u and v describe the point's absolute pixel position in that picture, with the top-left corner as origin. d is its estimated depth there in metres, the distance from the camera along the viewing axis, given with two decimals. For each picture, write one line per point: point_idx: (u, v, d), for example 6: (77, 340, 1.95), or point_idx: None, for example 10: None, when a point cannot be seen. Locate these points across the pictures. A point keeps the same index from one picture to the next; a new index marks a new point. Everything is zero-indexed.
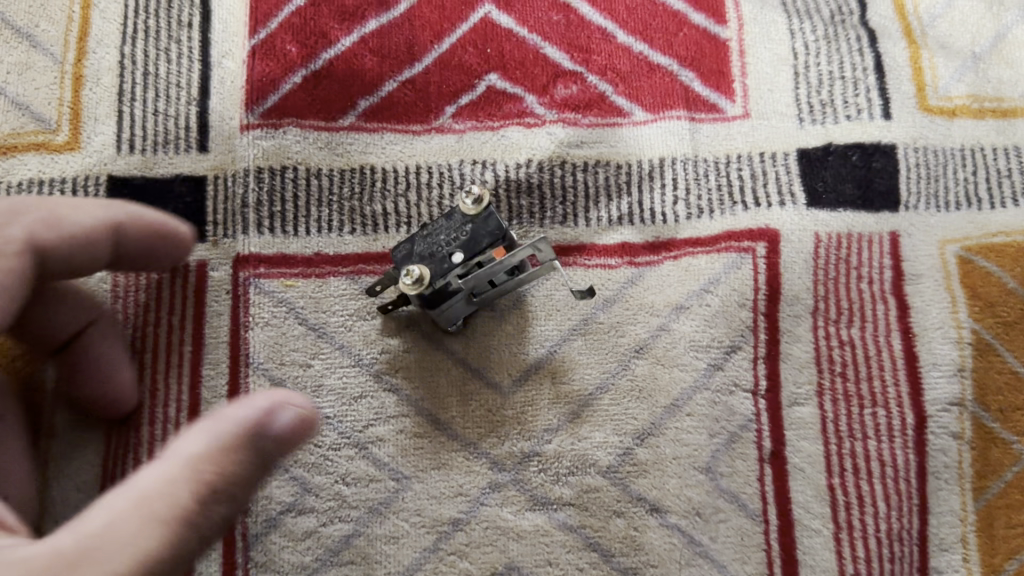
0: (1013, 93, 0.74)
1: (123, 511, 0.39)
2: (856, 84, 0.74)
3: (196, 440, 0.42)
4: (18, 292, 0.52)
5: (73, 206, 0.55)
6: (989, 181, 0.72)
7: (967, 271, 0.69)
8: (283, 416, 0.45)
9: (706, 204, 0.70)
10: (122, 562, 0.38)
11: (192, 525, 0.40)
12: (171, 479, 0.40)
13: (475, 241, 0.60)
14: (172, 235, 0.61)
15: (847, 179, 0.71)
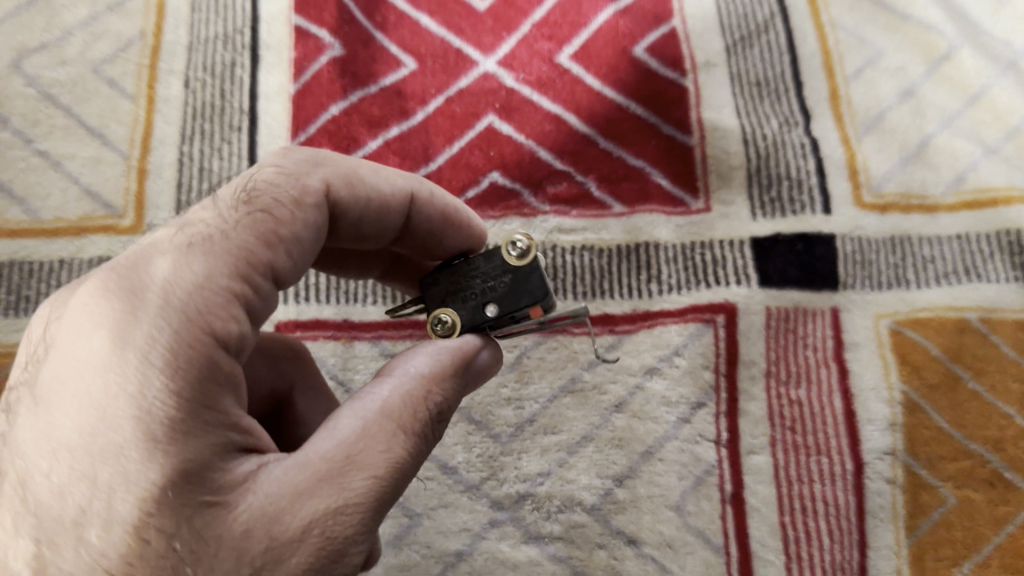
0: (936, 190, 0.82)
1: (370, 419, 0.50)
2: (799, 184, 0.83)
3: (420, 363, 0.53)
4: (309, 237, 0.54)
5: (380, 173, 0.59)
6: (916, 266, 0.79)
7: (898, 340, 0.76)
8: (482, 356, 0.57)
9: (676, 282, 0.79)
10: (380, 461, 0.48)
11: (417, 439, 0.51)
12: (408, 395, 0.52)
13: (512, 293, 0.57)
14: (459, 225, 0.63)
15: (792, 263, 0.79)
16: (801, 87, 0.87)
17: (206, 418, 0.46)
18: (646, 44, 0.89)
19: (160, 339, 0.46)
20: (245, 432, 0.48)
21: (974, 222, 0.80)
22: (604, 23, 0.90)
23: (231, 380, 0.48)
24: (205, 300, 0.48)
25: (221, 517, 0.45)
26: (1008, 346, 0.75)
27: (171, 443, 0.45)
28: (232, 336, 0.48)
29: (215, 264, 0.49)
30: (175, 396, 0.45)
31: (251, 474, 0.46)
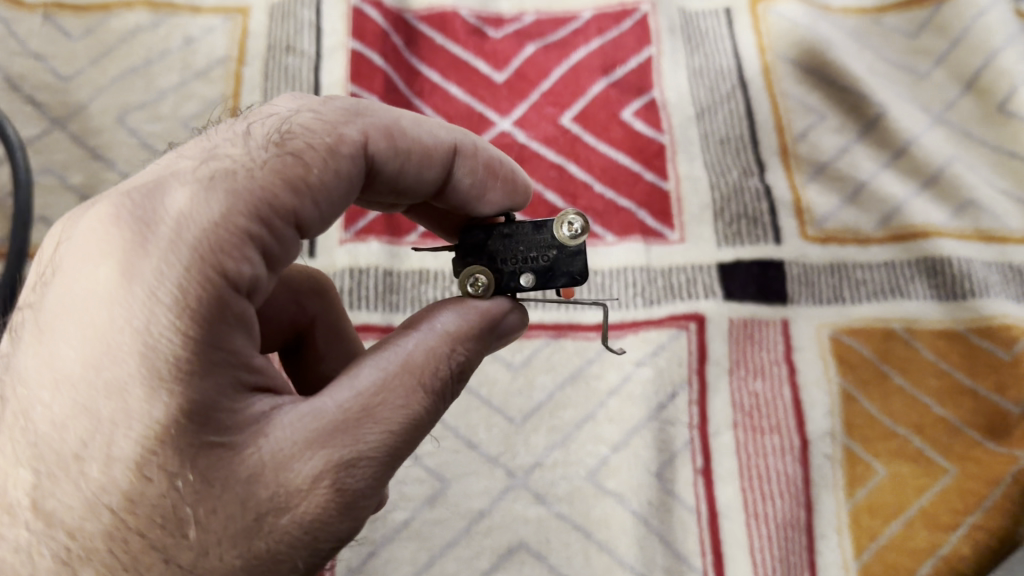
0: (868, 229, 0.65)
1: (391, 364, 0.35)
2: (753, 224, 0.65)
3: (448, 316, 0.37)
4: (346, 190, 0.37)
5: (413, 119, 0.41)
6: (846, 287, 0.63)
7: (841, 353, 0.61)
8: (510, 319, 0.40)
9: (653, 296, 0.63)
10: (399, 420, 0.34)
11: (444, 403, 0.36)
12: (432, 346, 0.36)
13: (554, 272, 0.40)
14: (504, 180, 0.44)
15: (748, 284, 0.63)
16: (749, 108, 0.70)
17: (230, 367, 0.32)
18: (640, 99, 0.70)
19: (172, 272, 0.31)
20: (263, 378, 0.33)
21: (893, 248, 0.64)
22: (598, 90, 0.71)
23: (252, 323, 0.33)
24: (219, 228, 0.32)
25: (230, 460, 0.31)
26: (929, 350, 0.60)
27: (182, 382, 0.30)
28: (259, 287, 0.33)
29: (232, 191, 0.33)
30: (193, 340, 0.31)
31: (261, 419, 0.32)
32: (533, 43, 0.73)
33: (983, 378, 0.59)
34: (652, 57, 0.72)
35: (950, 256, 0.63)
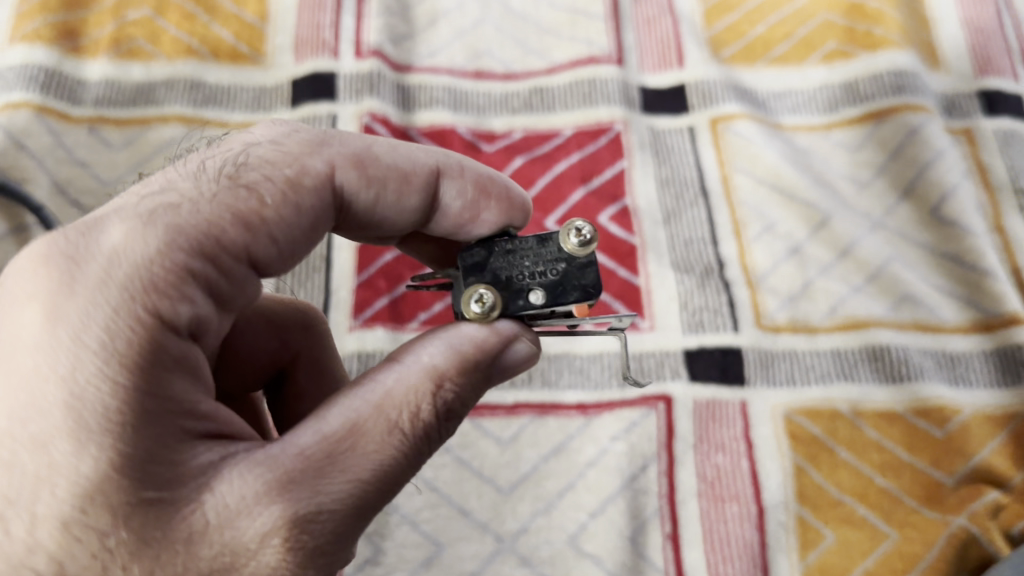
0: (820, 320, 0.56)
1: (363, 403, 0.30)
2: (706, 280, 0.58)
3: (437, 346, 0.32)
4: (317, 224, 0.34)
5: (376, 147, 0.36)
6: (798, 374, 0.55)
7: (795, 434, 0.53)
8: (516, 350, 0.33)
9: (621, 377, 0.55)
10: (369, 468, 0.29)
11: (426, 445, 0.31)
12: (412, 382, 0.31)
13: (565, 288, 0.33)
14: (498, 199, 0.37)
15: (709, 365, 0.55)
16: (697, 167, 0.61)
17: (164, 410, 0.27)
18: (613, 206, 0.60)
19: (99, 311, 0.28)
20: (210, 422, 0.29)
21: (837, 343, 0.55)
22: (578, 198, 0.60)
23: (194, 363, 0.29)
24: (157, 267, 0.29)
25: (167, 517, 0.27)
26: (873, 427, 0.53)
27: (107, 432, 0.27)
28: (201, 321, 0.30)
29: (170, 230, 0.29)
30: (124, 389, 0.27)
31: (206, 471, 0.28)
32: (521, 154, 0.62)
33: (921, 451, 0.52)
34: (614, 128, 0.62)
35: (889, 345, 0.55)
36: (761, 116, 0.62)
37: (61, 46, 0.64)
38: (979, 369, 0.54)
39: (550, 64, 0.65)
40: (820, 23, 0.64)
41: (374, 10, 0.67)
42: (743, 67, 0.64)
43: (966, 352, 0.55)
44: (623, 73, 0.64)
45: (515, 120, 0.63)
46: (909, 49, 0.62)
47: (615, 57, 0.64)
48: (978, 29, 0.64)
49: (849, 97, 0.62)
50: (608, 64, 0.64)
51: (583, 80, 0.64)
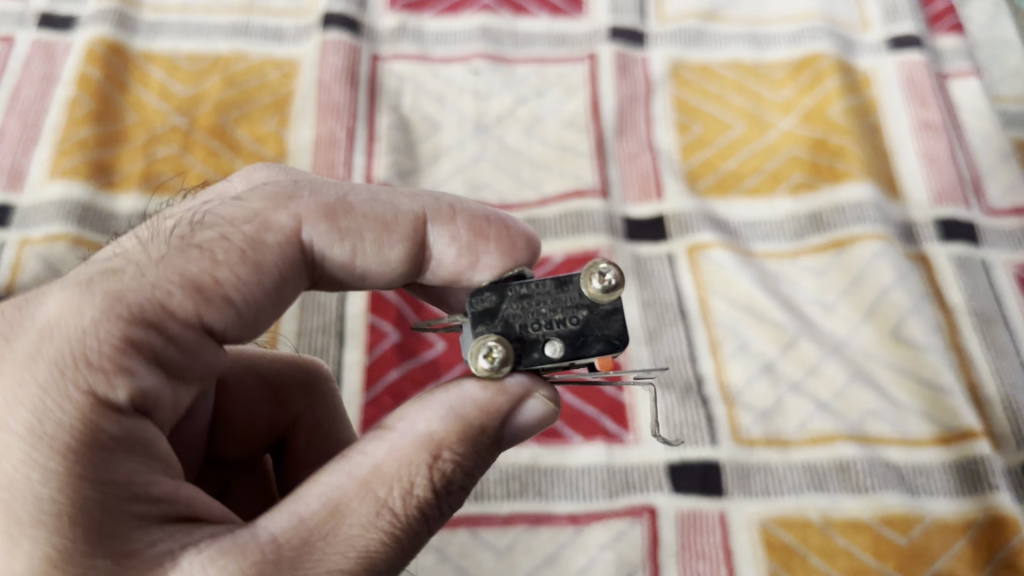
0: (791, 433, 0.60)
1: (350, 485, 0.33)
2: (685, 397, 0.62)
3: (433, 417, 0.35)
4: (292, 274, 0.38)
5: (364, 199, 0.40)
6: (772, 484, 0.59)
7: (770, 544, 0.57)
8: (531, 405, 0.37)
9: (610, 487, 0.59)
10: (354, 548, 0.32)
11: (417, 520, 0.34)
12: (404, 458, 0.34)
13: (584, 339, 0.36)
14: (496, 239, 0.42)
15: (691, 476, 0.59)
16: (676, 291, 0.66)
17: (106, 496, 0.31)
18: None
19: (29, 391, 0.32)
20: (153, 498, 0.32)
21: (807, 457, 0.59)
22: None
23: (139, 441, 0.33)
24: (92, 348, 0.32)
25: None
26: (841, 535, 0.57)
27: (41, 525, 0.30)
28: (146, 395, 0.33)
29: (106, 309, 0.33)
30: (59, 480, 0.30)
31: (156, 562, 0.31)
32: None
33: (886, 558, 0.56)
34: (599, 254, 0.67)
35: (852, 458, 0.59)
36: (734, 244, 0.68)
37: (96, 182, 0.70)
38: (940, 479, 0.58)
39: (542, 196, 0.71)
40: (787, 158, 0.71)
41: (383, 149, 0.73)
42: (717, 199, 0.70)
43: (929, 464, 0.58)
44: (608, 205, 0.70)
45: None
46: (869, 181, 0.68)
47: (600, 190, 0.70)
48: (934, 162, 0.70)
49: (813, 226, 0.67)
50: (594, 196, 0.70)
51: (571, 212, 0.69)
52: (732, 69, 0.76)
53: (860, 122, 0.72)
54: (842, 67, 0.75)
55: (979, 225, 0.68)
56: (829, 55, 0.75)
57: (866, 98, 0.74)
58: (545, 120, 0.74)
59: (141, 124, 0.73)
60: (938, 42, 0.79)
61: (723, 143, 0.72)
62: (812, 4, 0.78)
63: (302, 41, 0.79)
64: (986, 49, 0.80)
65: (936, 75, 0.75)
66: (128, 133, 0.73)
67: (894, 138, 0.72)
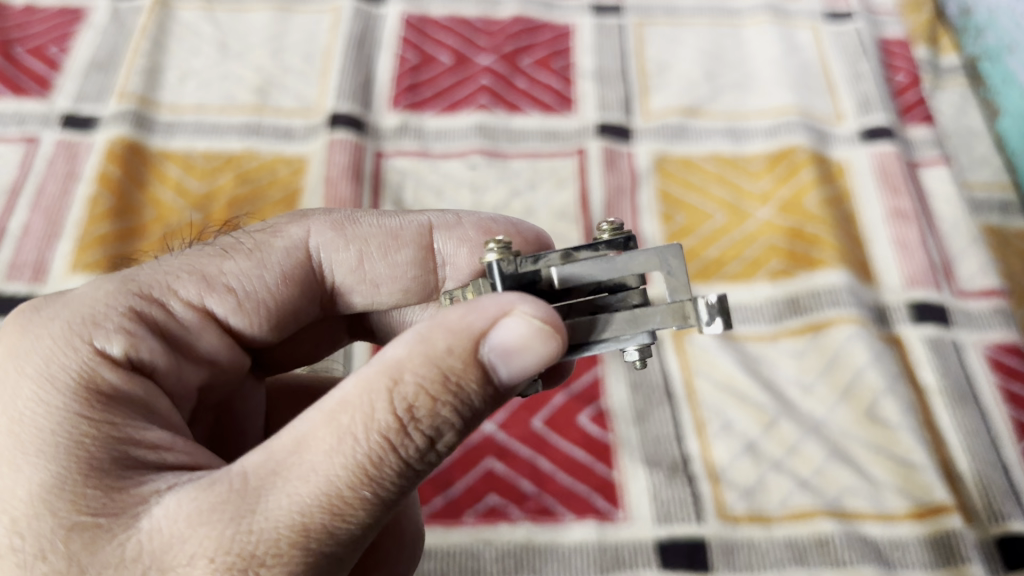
0: (773, 508, 0.62)
1: (318, 417, 0.34)
2: (672, 475, 0.64)
3: (400, 343, 0.34)
4: (294, 277, 0.47)
5: (371, 217, 0.51)
6: (756, 558, 0.60)
7: None
8: (510, 324, 0.34)
9: (602, 563, 0.60)
10: (315, 477, 0.33)
11: (385, 448, 0.33)
12: (366, 387, 0.34)
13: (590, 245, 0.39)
14: (505, 236, 0.51)
15: (679, 551, 0.61)
16: (663, 372, 0.69)
17: (109, 440, 0.35)
18: (591, 407, 0.67)
19: (43, 340, 0.38)
20: (147, 446, 0.36)
21: (790, 533, 0.61)
22: (560, 401, 0.68)
23: (139, 403, 0.38)
24: (105, 310, 0.40)
25: (101, 539, 0.33)
26: None
27: (42, 455, 0.34)
28: (150, 352, 0.40)
29: (124, 284, 0.41)
30: (62, 412, 0.36)
31: (143, 498, 0.34)
32: None
33: None
34: None
35: (830, 532, 0.61)
36: None
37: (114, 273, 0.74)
38: (916, 552, 0.59)
39: None
40: (765, 246, 0.75)
41: None
42: (701, 284, 0.73)
43: (905, 537, 0.60)
44: None
45: None
46: (842, 268, 0.72)
47: None
48: (905, 248, 0.74)
49: (791, 309, 0.71)
50: None
51: None
52: (713, 162, 0.81)
53: (835, 211, 0.76)
54: (816, 158, 0.79)
55: (949, 306, 0.71)
56: (803, 147, 0.80)
57: (840, 188, 0.78)
58: (538, 211, 0.78)
59: (158, 220, 0.78)
60: (909, 131, 0.83)
61: (706, 231, 0.76)
62: (787, 99, 0.83)
63: (310, 139, 0.84)
64: (955, 138, 0.85)
65: (908, 164, 0.80)
66: (146, 228, 0.77)
67: (867, 224, 0.76)
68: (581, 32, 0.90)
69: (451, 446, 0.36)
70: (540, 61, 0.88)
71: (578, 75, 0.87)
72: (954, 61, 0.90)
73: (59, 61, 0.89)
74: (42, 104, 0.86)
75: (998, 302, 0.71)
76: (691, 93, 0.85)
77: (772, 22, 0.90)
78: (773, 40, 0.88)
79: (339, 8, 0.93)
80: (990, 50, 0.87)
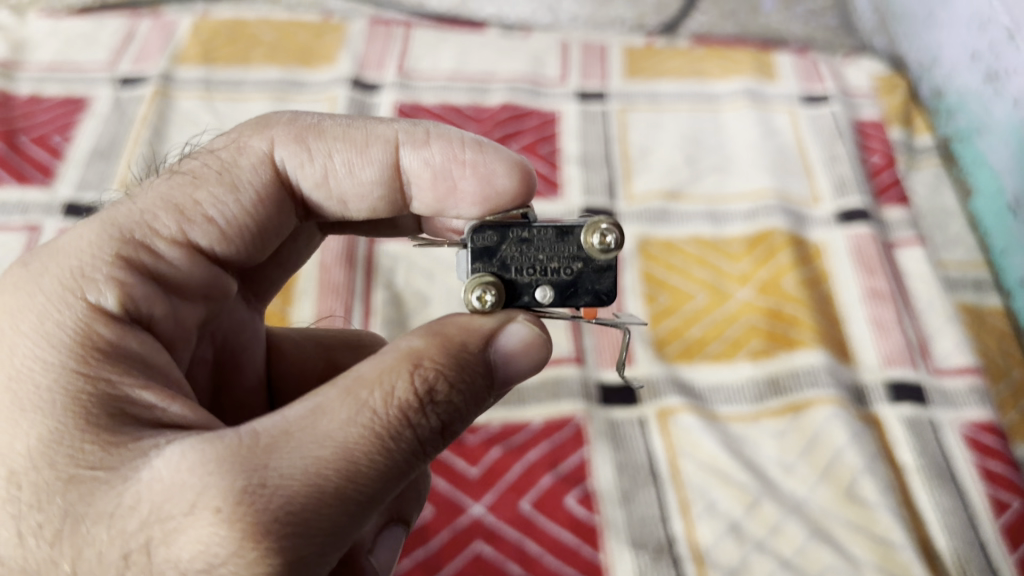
0: None
1: (333, 391, 0.37)
2: (658, 558, 0.65)
3: (416, 339, 0.39)
4: (268, 194, 0.48)
5: (337, 127, 0.50)
6: None
7: None
8: (517, 329, 0.41)
9: None
10: (332, 442, 0.35)
11: (402, 422, 0.36)
12: (388, 368, 0.37)
13: (574, 290, 0.44)
14: (472, 164, 0.49)
15: None
16: (647, 453, 0.70)
17: (104, 397, 0.38)
18: (577, 489, 0.68)
19: (36, 300, 0.40)
20: (144, 404, 0.38)
21: None
22: (547, 483, 0.68)
23: (126, 351, 0.40)
24: (91, 262, 0.41)
25: (98, 491, 0.35)
26: None
27: (39, 411, 0.37)
28: (144, 300, 0.42)
29: (105, 229, 0.43)
30: (57, 370, 0.38)
31: (141, 452, 0.36)
32: (498, 444, 0.70)
33: None
34: (576, 419, 0.71)
35: None
36: (700, 407, 0.72)
37: None
38: None
39: None
40: (745, 326, 0.77)
41: (378, 323, 0.79)
42: (683, 364, 0.75)
43: None
44: (583, 372, 0.74)
45: (493, 414, 0.72)
46: (820, 348, 0.74)
47: (575, 357, 0.75)
48: (882, 329, 0.76)
49: (772, 389, 0.73)
50: (569, 364, 0.74)
51: (549, 379, 0.73)
52: (693, 244, 0.83)
53: (813, 292, 0.79)
54: (794, 240, 0.82)
55: (925, 385, 0.73)
56: (781, 230, 0.82)
57: (817, 269, 0.81)
58: None
59: None
60: (885, 213, 0.86)
61: (688, 312, 0.79)
62: (765, 183, 0.86)
63: None
64: (930, 218, 0.88)
65: (884, 245, 0.82)
66: None
67: (844, 304, 0.78)
68: (567, 119, 0.94)
69: (451, 440, 0.39)
70: (527, 146, 0.91)
71: (563, 159, 0.90)
72: (928, 141, 0.93)
73: (62, 149, 0.92)
74: (44, 193, 0.88)
75: (973, 380, 0.73)
76: (672, 177, 0.88)
77: (751, 107, 0.93)
78: (751, 124, 0.92)
79: (333, 95, 0.96)
80: (962, 131, 0.90)
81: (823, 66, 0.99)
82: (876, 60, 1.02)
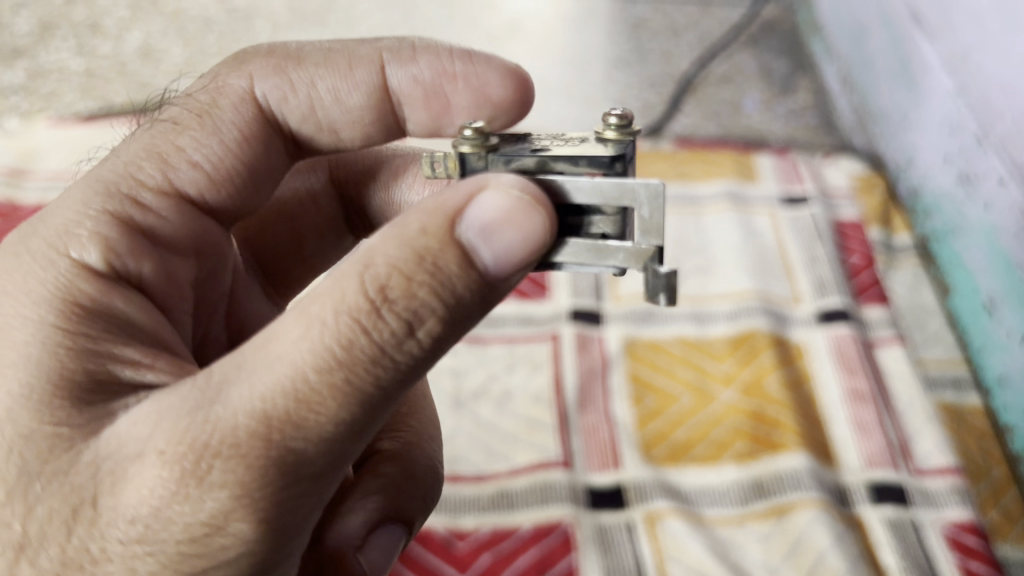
0: None
1: (291, 315, 0.36)
2: None
3: (377, 236, 0.37)
4: (251, 132, 0.52)
5: (319, 53, 0.55)
6: None
7: None
8: (486, 199, 0.36)
9: None
10: (281, 366, 0.35)
11: (354, 331, 0.35)
12: (342, 278, 0.36)
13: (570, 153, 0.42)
14: (461, 77, 0.54)
15: None
16: (635, 559, 0.71)
17: (84, 353, 0.40)
18: None
19: (25, 262, 0.43)
20: (127, 361, 0.41)
21: None
22: None
23: (105, 313, 0.42)
24: (78, 218, 0.45)
25: (59, 448, 0.37)
26: None
27: (14, 366, 0.39)
28: (130, 255, 0.45)
29: (90, 188, 0.46)
30: (34, 322, 0.40)
31: (112, 412, 0.38)
32: (487, 550, 0.71)
33: None
34: (564, 523, 0.72)
35: None
36: (686, 509, 0.74)
37: None
38: None
39: (512, 466, 0.76)
40: (729, 428, 0.79)
41: None
42: (670, 467, 0.77)
43: None
44: (570, 476, 0.76)
45: (482, 518, 0.73)
46: (802, 451, 0.76)
47: (563, 461, 0.76)
48: (864, 430, 0.78)
49: (755, 492, 0.74)
50: (557, 468, 0.76)
51: (538, 483, 0.75)
52: (678, 344, 0.86)
53: (795, 394, 0.81)
54: (775, 341, 0.84)
55: (907, 486, 0.74)
56: (762, 331, 0.85)
57: (798, 370, 0.83)
58: (515, 394, 0.82)
59: None
60: (865, 313, 0.88)
61: (674, 414, 0.80)
62: (747, 284, 0.89)
63: None
64: (909, 317, 0.90)
65: (864, 345, 0.84)
66: None
67: (825, 405, 0.80)
68: None
69: (435, 348, 0.37)
70: None
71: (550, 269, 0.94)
72: (906, 240, 0.97)
73: None
74: None
75: (953, 480, 0.75)
76: None
77: (732, 209, 0.97)
78: (732, 227, 0.95)
79: None
80: (938, 231, 0.92)
81: (803, 167, 1.03)
82: (854, 159, 1.06)
